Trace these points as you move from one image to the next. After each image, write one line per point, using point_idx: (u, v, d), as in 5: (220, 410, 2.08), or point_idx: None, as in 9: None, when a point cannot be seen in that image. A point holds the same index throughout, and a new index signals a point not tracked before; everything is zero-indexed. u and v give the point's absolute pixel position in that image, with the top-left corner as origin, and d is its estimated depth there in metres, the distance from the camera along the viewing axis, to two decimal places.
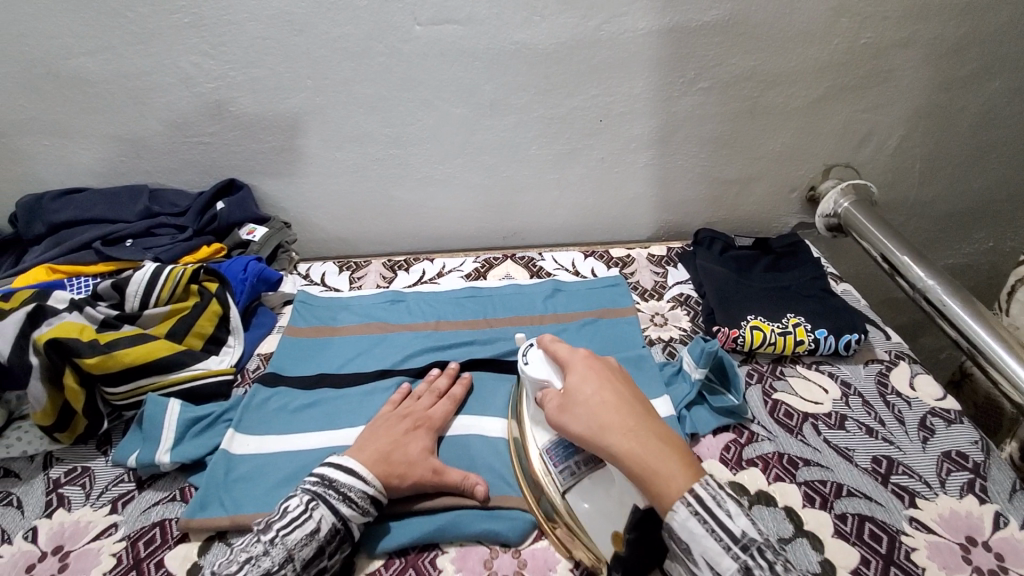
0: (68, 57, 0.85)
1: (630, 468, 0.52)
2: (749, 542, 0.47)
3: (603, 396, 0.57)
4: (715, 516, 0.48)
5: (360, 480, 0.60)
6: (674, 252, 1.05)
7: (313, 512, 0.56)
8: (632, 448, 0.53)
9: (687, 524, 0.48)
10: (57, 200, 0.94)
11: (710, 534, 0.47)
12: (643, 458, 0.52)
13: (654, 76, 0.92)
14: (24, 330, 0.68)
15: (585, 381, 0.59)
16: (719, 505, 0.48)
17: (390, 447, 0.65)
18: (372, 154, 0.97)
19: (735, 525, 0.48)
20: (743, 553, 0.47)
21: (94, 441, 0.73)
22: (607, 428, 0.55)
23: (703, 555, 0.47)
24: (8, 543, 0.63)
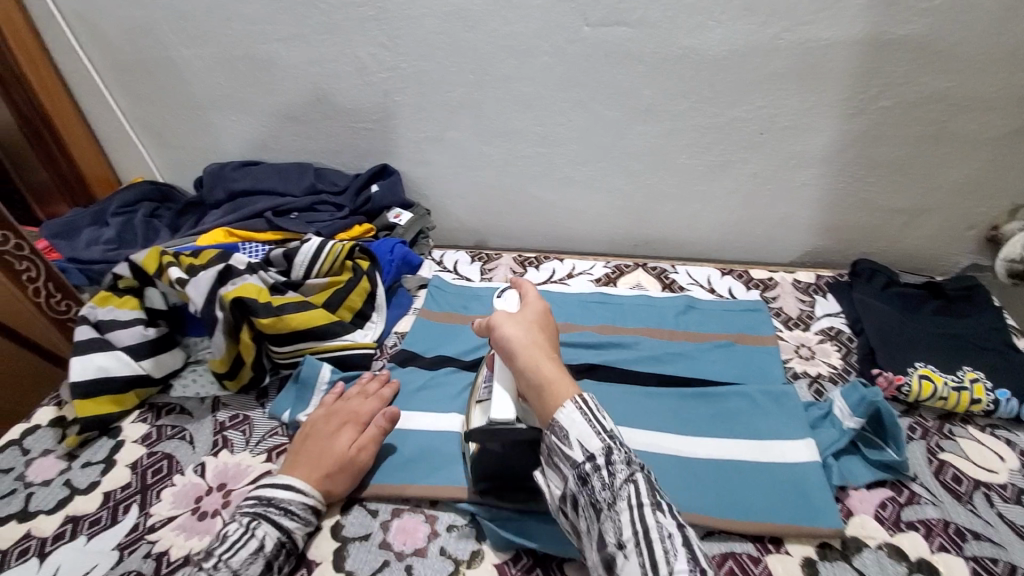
0: (264, 43, 0.94)
1: (541, 376, 0.58)
2: (614, 434, 0.52)
3: (535, 328, 0.63)
4: (597, 415, 0.53)
5: (298, 494, 0.62)
6: (824, 280, 0.97)
7: (255, 531, 0.58)
8: (546, 365, 0.58)
9: (570, 413, 0.53)
10: (237, 170, 1.05)
11: (587, 423, 0.52)
12: (548, 377, 0.57)
13: (829, 91, 0.85)
14: (214, 287, 0.76)
15: (536, 306, 0.67)
16: (592, 407, 0.54)
17: (320, 450, 0.66)
18: (519, 150, 0.99)
19: (608, 422, 0.53)
20: (606, 436, 0.52)
21: (254, 392, 0.80)
22: (534, 345, 0.60)
23: (578, 435, 0.52)
24: (181, 474, 0.71)
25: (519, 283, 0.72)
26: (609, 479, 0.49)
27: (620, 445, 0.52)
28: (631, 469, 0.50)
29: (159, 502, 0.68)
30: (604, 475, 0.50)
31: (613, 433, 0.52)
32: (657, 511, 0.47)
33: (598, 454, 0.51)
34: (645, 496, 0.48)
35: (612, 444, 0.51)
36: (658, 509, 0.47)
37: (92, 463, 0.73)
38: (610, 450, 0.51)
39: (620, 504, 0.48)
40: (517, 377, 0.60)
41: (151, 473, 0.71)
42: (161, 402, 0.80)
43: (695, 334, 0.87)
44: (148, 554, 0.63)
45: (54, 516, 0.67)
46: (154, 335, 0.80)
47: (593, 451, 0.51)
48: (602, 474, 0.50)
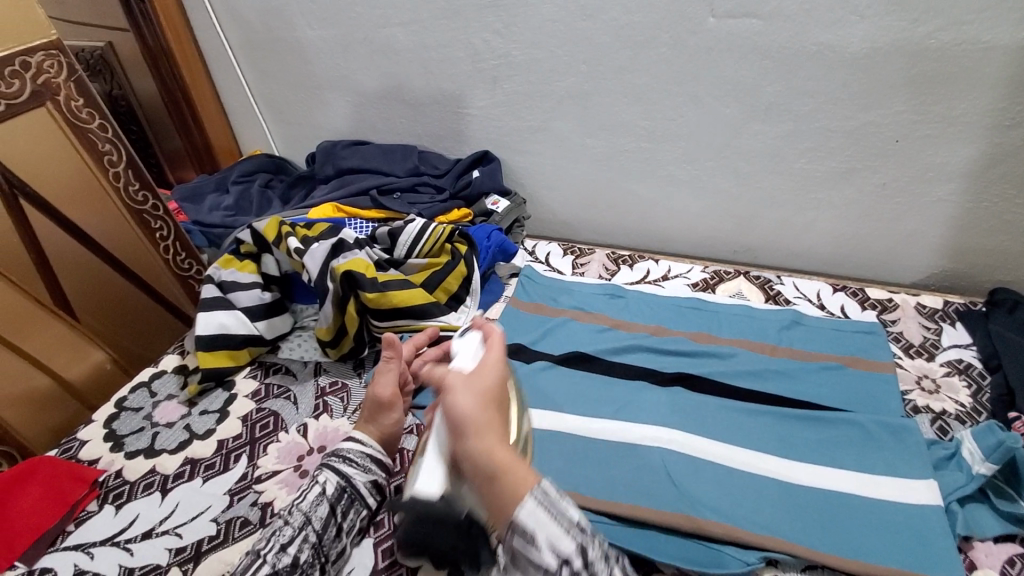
0: (383, 27, 0.97)
1: (494, 457, 0.45)
2: (585, 526, 0.43)
3: (493, 396, 0.50)
4: (561, 506, 0.43)
5: (355, 442, 0.65)
6: (953, 307, 0.87)
7: (317, 478, 0.62)
8: (499, 451, 0.46)
9: (533, 514, 0.42)
10: (347, 148, 1.10)
11: (555, 521, 0.42)
12: (508, 462, 0.45)
13: (986, 98, 0.76)
14: (327, 258, 0.81)
15: (494, 362, 0.53)
16: (558, 499, 0.44)
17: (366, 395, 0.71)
18: (623, 144, 0.96)
19: (574, 512, 0.43)
20: (580, 532, 0.42)
21: (352, 362, 0.84)
22: (485, 422, 0.47)
23: (548, 541, 0.41)
24: (286, 432, 0.75)
25: (486, 327, 0.58)
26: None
27: (591, 532, 0.43)
28: (608, 565, 0.42)
29: (265, 456, 0.73)
30: None
31: (582, 524, 0.43)
32: None
33: (575, 557, 0.41)
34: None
35: (587, 539, 0.42)
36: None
37: (208, 412, 0.79)
38: (585, 548, 0.42)
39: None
40: (463, 459, 0.47)
41: (258, 428, 0.76)
42: (269, 361, 0.86)
43: (800, 352, 0.82)
44: (254, 503, 0.68)
45: (175, 457, 0.74)
46: (268, 300, 0.86)
47: (567, 553, 0.41)
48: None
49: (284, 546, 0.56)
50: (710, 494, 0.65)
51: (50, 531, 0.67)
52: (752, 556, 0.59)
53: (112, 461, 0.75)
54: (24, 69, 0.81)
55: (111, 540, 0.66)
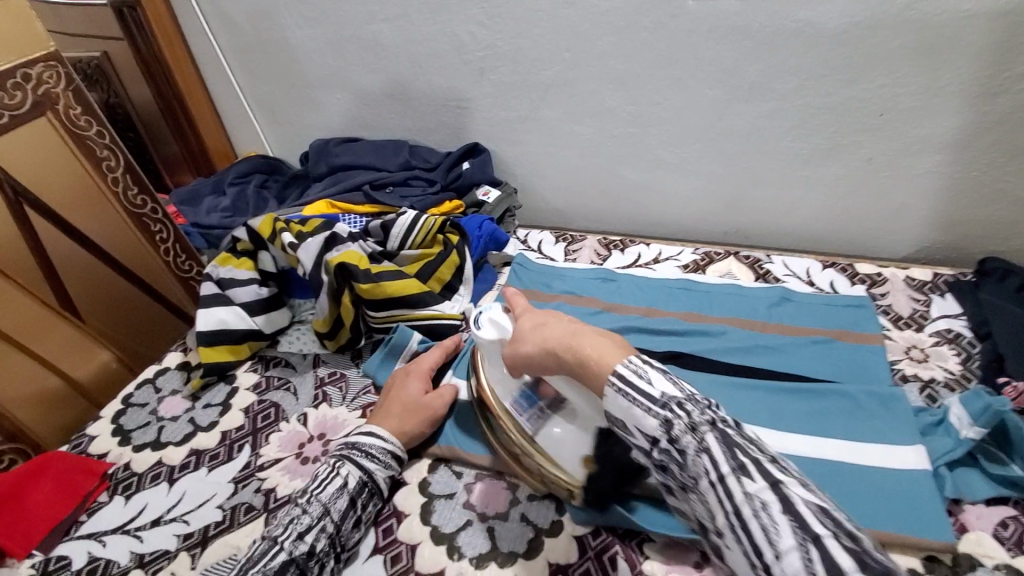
0: (370, 23, 0.98)
1: (573, 346, 0.51)
2: (670, 402, 0.43)
3: (572, 316, 0.56)
4: (643, 379, 0.44)
5: (378, 438, 0.67)
6: (943, 279, 0.88)
7: (338, 470, 0.63)
8: (590, 343, 0.50)
9: (618, 400, 0.45)
10: (340, 145, 1.11)
11: (632, 400, 0.44)
12: (595, 340, 0.50)
13: (966, 67, 0.77)
14: (320, 252, 0.82)
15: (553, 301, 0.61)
16: (643, 371, 0.45)
17: (396, 400, 0.71)
18: (610, 130, 0.97)
19: (657, 388, 0.43)
20: (665, 412, 0.42)
21: (350, 353, 0.86)
22: (574, 334, 0.52)
23: (635, 424, 0.44)
24: (287, 421, 0.77)
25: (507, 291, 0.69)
26: (682, 460, 0.42)
27: (680, 405, 0.42)
28: (699, 437, 0.41)
29: (267, 445, 0.75)
30: (678, 457, 0.42)
31: (668, 401, 0.42)
32: (742, 478, 0.38)
33: (661, 436, 0.42)
34: (722, 469, 0.39)
35: (674, 417, 0.42)
36: (743, 476, 0.38)
37: (211, 405, 0.81)
38: (669, 424, 0.42)
39: (704, 484, 0.40)
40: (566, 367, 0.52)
41: (260, 418, 0.78)
42: (269, 355, 0.88)
43: (789, 327, 0.83)
44: (257, 489, 0.70)
45: (180, 448, 0.76)
46: (266, 295, 0.88)
47: (653, 433, 0.43)
48: (674, 458, 0.42)
49: (302, 534, 0.58)
50: None
51: (64, 521, 0.69)
52: None
53: (121, 454, 0.77)
54: (24, 81, 0.83)
55: (123, 528, 0.68)
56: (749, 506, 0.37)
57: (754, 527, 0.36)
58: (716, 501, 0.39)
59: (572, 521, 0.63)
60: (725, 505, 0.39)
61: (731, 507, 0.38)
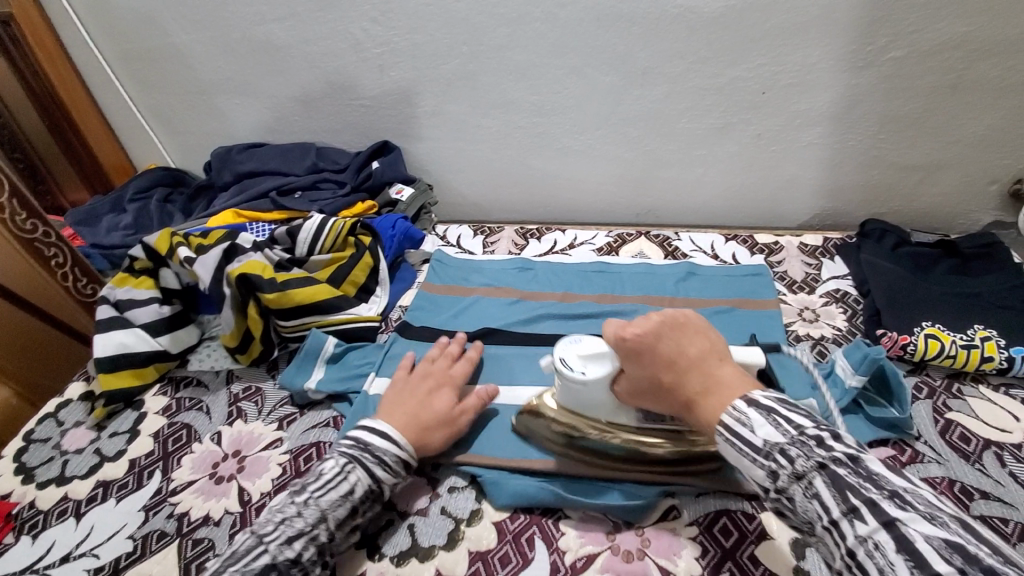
0: (261, 24, 0.95)
1: (693, 400, 0.54)
2: (773, 450, 0.48)
3: (713, 358, 0.55)
4: (750, 421, 0.49)
5: (394, 445, 0.63)
6: (832, 243, 0.95)
7: (348, 475, 0.60)
8: (713, 402, 0.52)
9: (727, 449, 0.50)
10: (243, 152, 1.08)
11: (739, 452, 0.49)
12: (712, 396, 0.53)
13: (834, 43, 0.82)
14: (221, 264, 0.80)
15: (695, 337, 0.56)
16: (746, 417, 0.50)
17: (419, 408, 0.66)
18: (517, 121, 0.98)
19: (759, 436, 0.49)
20: (769, 461, 0.48)
21: (265, 365, 0.84)
22: (709, 386, 0.53)
23: (745, 472, 0.50)
24: (199, 442, 0.75)
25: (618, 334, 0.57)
26: (793, 506, 0.47)
27: (782, 453, 0.48)
28: (806, 485, 0.46)
29: (180, 468, 0.72)
30: (787, 502, 0.48)
31: (772, 451, 0.48)
32: (852, 519, 0.43)
33: (769, 484, 0.48)
34: (834, 513, 0.44)
35: (778, 467, 0.48)
36: (854, 519, 0.43)
37: (118, 433, 0.77)
38: (776, 474, 0.48)
39: (817, 527, 0.46)
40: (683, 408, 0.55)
41: (171, 442, 0.75)
42: (179, 375, 0.85)
43: (695, 300, 0.87)
44: (170, 514, 0.67)
45: (87, 481, 0.72)
46: (168, 313, 0.85)
47: (760, 482, 0.49)
48: (785, 502, 0.48)
49: (290, 539, 0.55)
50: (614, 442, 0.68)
51: None
52: (653, 491, 0.63)
53: (26, 492, 0.72)
54: None
55: (29, 569, 0.64)
56: (863, 548, 0.42)
57: (871, 568, 0.42)
58: (834, 543, 0.45)
59: (491, 507, 0.65)
60: (841, 549, 0.44)
61: (847, 550, 0.43)
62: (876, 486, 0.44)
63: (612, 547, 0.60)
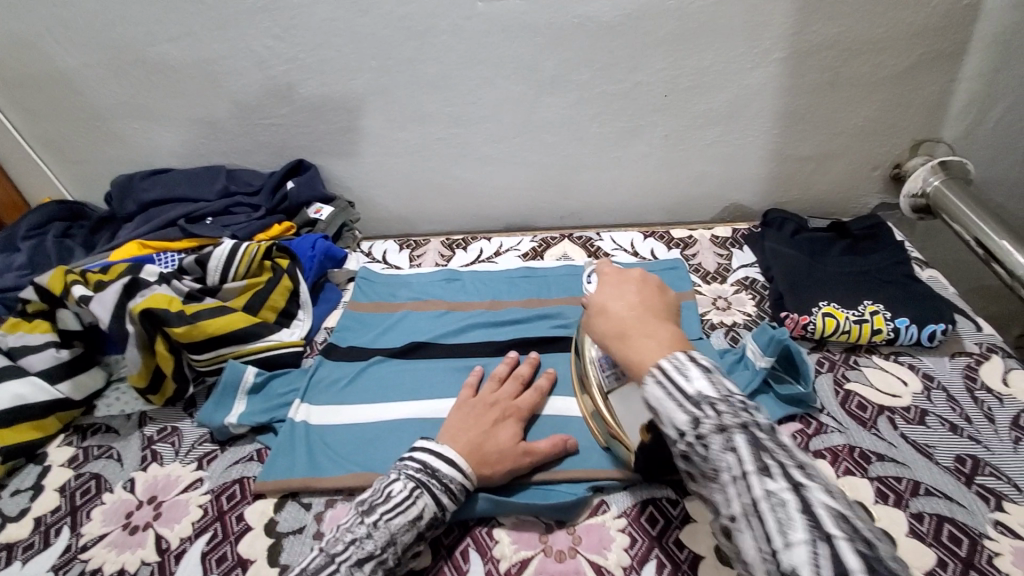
0: (154, 44, 0.91)
1: (626, 334, 0.53)
2: (703, 401, 0.44)
3: (663, 315, 0.55)
4: (685, 371, 0.46)
5: (459, 473, 0.61)
6: (740, 234, 1.01)
7: (417, 499, 0.58)
8: (649, 343, 0.50)
9: (653, 392, 0.46)
10: (146, 179, 1.03)
11: (667, 397, 0.45)
12: (645, 336, 0.51)
13: (723, 47, 0.87)
14: (122, 300, 0.76)
15: (656, 300, 0.57)
16: (685, 367, 0.46)
17: (485, 437, 0.64)
18: (434, 133, 0.98)
19: (692, 386, 0.45)
20: (696, 410, 0.44)
21: (181, 403, 0.80)
22: (651, 329, 0.52)
23: (664, 415, 0.45)
24: (111, 492, 0.70)
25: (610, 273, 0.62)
26: (704, 454, 0.43)
27: (711, 405, 0.44)
28: (726, 436, 0.42)
29: (90, 522, 0.67)
30: (699, 452, 0.43)
31: (701, 401, 0.44)
32: (764, 477, 0.40)
33: (689, 432, 0.44)
34: (747, 467, 0.41)
35: (703, 416, 0.43)
36: (764, 475, 0.40)
37: (20, 491, 0.71)
38: (698, 423, 0.43)
39: (722, 477, 0.42)
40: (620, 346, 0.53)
41: (79, 495, 0.70)
42: (87, 422, 0.79)
43: None
44: (82, 572, 0.62)
45: None
46: (67, 357, 0.79)
47: (679, 427, 0.44)
48: (697, 451, 0.43)
49: (360, 561, 0.54)
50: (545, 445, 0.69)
51: None
52: (581, 489, 0.65)
53: None
54: None
55: None
56: (767, 502, 0.39)
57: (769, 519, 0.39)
58: (735, 495, 0.41)
59: None
60: (743, 498, 0.40)
61: (746, 501, 0.40)
62: (790, 456, 0.41)
63: (545, 549, 0.61)
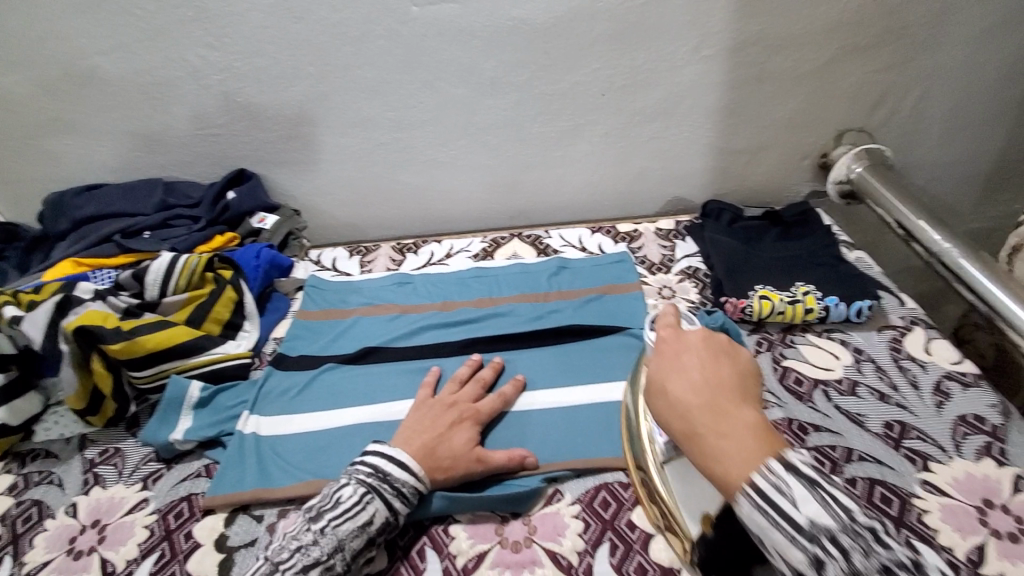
0: (79, 55, 0.88)
1: (699, 431, 0.45)
2: (819, 534, 0.38)
3: (736, 392, 0.47)
4: (782, 483, 0.40)
5: (412, 476, 0.61)
6: (683, 225, 1.05)
7: (366, 504, 0.58)
8: (732, 447, 0.43)
9: (751, 515, 0.41)
10: (79, 196, 0.99)
11: (774, 525, 0.40)
12: (726, 439, 0.44)
13: (655, 46, 0.91)
14: (53, 319, 0.74)
15: (726, 370, 0.49)
16: (785, 485, 0.40)
17: (438, 440, 0.64)
18: (379, 138, 0.98)
19: (802, 514, 0.39)
20: (814, 546, 0.38)
21: (124, 423, 0.77)
22: (730, 424, 0.45)
23: (774, 549, 0.40)
24: (52, 518, 0.67)
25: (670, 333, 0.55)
26: None
27: (833, 540, 0.38)
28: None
29: (31, 549, 0.64)
30: None
31: (818, 534, 0.38)
32: None
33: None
34: None
35: (827, 556, 0.38)
36: None
37: None
38: (822, 565, 0.38)
39: None
40: (695, 448, 0.45)
41: (21, 522, 0.67)
42: (24, 450, 0.76)
43: (567, 292, 0.92)
44: None
45: None
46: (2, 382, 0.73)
47: (798, 566, 0.39)
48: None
49: (306, 568, 0.54)
50: (498, 438, 0.71)
51: None
52: (535, 479, 0.66)
53: None
54: None
55: None
56: None
57: None
58: None
59: None
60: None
61: None
62: None
63: (501, 541, 0.62)
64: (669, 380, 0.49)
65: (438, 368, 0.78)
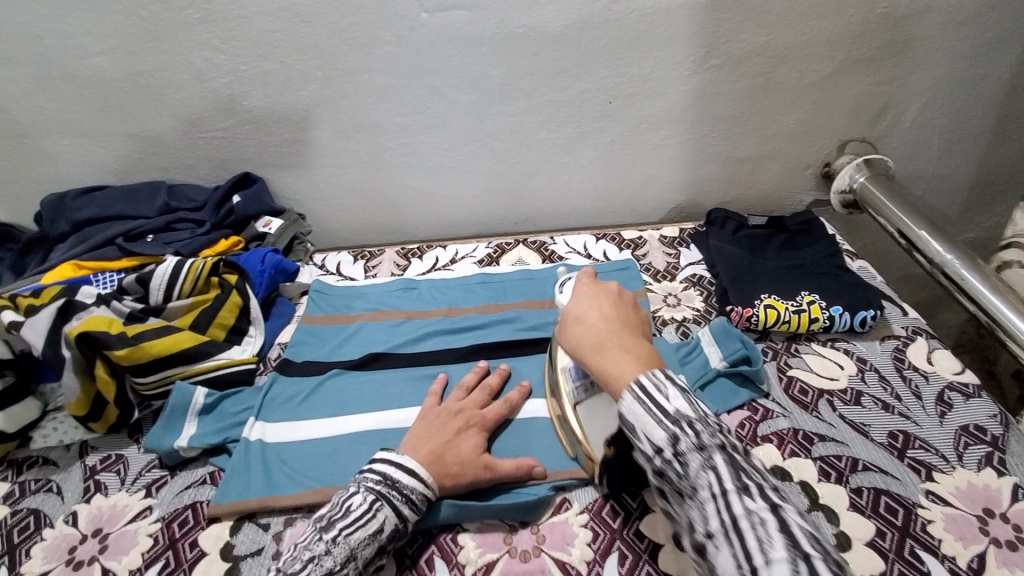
0: (83, 57, 0.87)
1: (606, 347, 0.54)
2: (681, 418, 0.45)
3: (636, 328, 0.57)
4: (660, 382, 0.48)
5: (421, 483, 0.60)
6: (687, 233, 1.05)
7: (376, 512, 0.57)
8: (627, 357, 0.52)
9: (632, 405, 0.47)
10: (79, 198, 0.98)
11: (647, 411, 0.46)
12: (622, 351, 0.53)
13: (662, 55, 0.91)
14: (55, 325, 0.72)
15: (632, 313, 0.59)
16: (663, 385, 0.47)
17: (445, 448, 0.64)
18: (384, 143, 0.98)
19: (671, 404, 0.46)
20: (674, 425, 0.45)
21: (126, 430, 0.77)
22: (629, 344, 0.53)
23: (641, 430, 0.46)
24: (51, 527, 0.66)
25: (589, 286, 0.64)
26: (682, 471, 0.44)
27: (690, 423, 0.45)
28: (705, 454, 0.43)
29: (30, 559, 0.63)
30: (677, 468, 0.44)
31: (678, 417, 0.45)
32: (743, 495, 0.41)
33: (668, 448, 0.45)
34: (727, 484, 0.42)
35: (682, 433, 0.45)
36: (744, 494, 0.41)
37: None
38: (677, 439, 0.45)
39: (703, 496, 0.42)
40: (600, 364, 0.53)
41: (18, 532, 0.66)
42: (22, 456, 0.75)
43: None
44: None
45: None
46: None
47: (659, 442, 0.45)
48: (674, 468, 0.44)
49: None
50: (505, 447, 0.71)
51: None
52: (544, 488, 0.66)
53: None
54: None
55: None
56: (748, 520, 0.40)
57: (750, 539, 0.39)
58: (711, 512, 0.42)
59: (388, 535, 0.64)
60: (721, 516, 0.41)
61: (727, 518, 0.41)
62: (764, 479, 0.43)
63: (510, 551, 0.62)
64: (582, 316, 0.59)
65: (445, 375, 0.78)
